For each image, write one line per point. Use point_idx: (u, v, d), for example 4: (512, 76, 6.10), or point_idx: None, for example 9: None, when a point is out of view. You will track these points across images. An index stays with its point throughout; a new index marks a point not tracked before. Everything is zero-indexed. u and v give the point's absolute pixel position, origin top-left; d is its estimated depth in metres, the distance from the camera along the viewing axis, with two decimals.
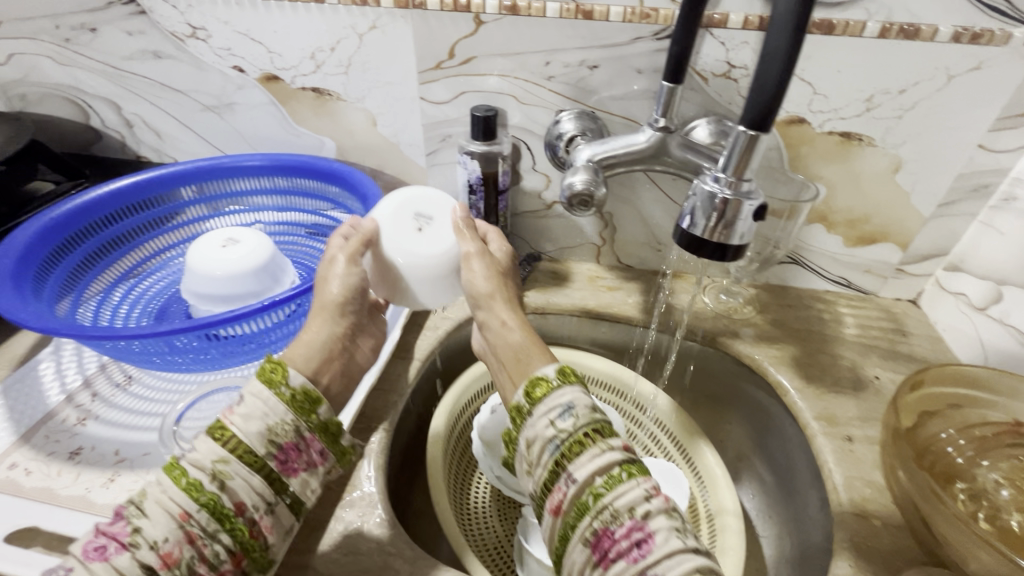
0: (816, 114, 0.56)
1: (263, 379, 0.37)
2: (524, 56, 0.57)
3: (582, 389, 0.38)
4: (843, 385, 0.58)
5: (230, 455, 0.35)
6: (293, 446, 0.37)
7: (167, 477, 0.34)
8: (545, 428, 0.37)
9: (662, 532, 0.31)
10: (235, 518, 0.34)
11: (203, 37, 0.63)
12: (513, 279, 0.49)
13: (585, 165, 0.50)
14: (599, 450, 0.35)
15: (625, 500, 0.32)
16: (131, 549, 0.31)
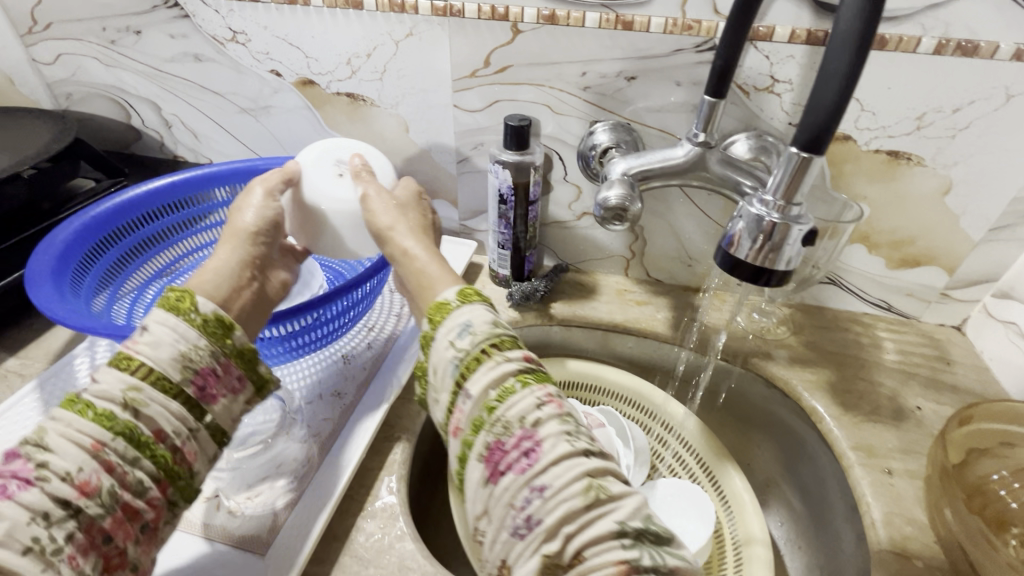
0: (862, 131, 0.54)
1: (170, 309, 0.39)
2: (560, 66, 0.56)
3: (480, 307, 0.40)
4: (882, 414, 0.55)
5: (141, 382, 0.36)
6: (210, 373, 0.38)
7: (67, 412, 0.34)
8: (445, 349, 0.38)
9: (550, 440, 0.34)
10: (155, 445, 0.35)
11: (243, 41, 0.63)
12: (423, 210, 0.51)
13: (619, 179, 0.49)
14: (495, 364, 0.36)
15: (517, 410, 0.34)
16: (39, 485, 0.31)
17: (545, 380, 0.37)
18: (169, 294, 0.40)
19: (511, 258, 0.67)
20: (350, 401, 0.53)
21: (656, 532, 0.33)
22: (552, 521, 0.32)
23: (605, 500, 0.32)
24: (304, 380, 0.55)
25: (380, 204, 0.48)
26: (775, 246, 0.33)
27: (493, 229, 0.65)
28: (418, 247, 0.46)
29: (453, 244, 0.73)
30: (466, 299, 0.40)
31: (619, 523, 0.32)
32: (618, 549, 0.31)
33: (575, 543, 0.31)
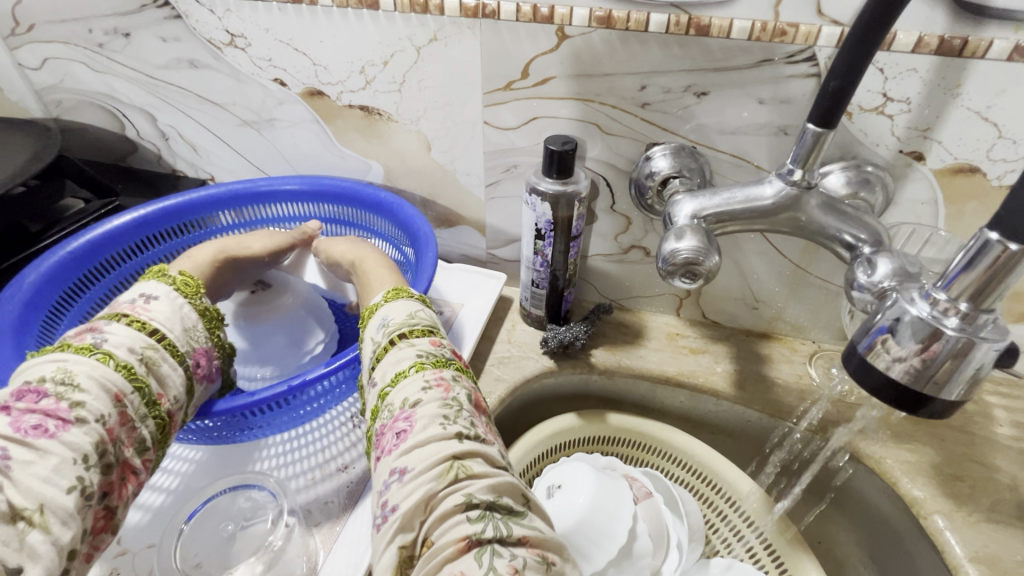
0: (997, 163, 0.42)
1: (180, 290, 0.44)
2: (614, 79, 0.47)
3: (397, 303, 0.44)
4: (1003, 511, 0.45)
5: (157, 344, 0.40)
6: (205, 353, 0.43)
7: (87, 358, 0.36)
8: (366, 346, 0.42)
9: (422, 421, 0.34)
10: (159, 406, 0.38)
11: (242, 46, 0.55)
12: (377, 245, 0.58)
13: (688, 225, 0.40)
14: (399, 350, 0.39)
15: (403, 393, 0.36)
16: (75, 426, 0.33)
17: (442, 366, 0.38)
18: (177, 277, 0.45)
19: (547, 298, 0.58)
20: (358, 477, 0.45)
21: (509, 507, 0.32)
22: (407, 504, 0.32)
23: (463, 479, 0.32)
24: (309, 449, 0.47)
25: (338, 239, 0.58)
26: (956, 355, 0.25)
27: (527, 265, 0.56)
28: (367, 258, 0.54)
29: (480, 276, 0.64)
30: (391, 296, 0.45)
31: (468, 496, 0.31)
32: (463, 525, 0.30)
33: (426, 528, 0.31)
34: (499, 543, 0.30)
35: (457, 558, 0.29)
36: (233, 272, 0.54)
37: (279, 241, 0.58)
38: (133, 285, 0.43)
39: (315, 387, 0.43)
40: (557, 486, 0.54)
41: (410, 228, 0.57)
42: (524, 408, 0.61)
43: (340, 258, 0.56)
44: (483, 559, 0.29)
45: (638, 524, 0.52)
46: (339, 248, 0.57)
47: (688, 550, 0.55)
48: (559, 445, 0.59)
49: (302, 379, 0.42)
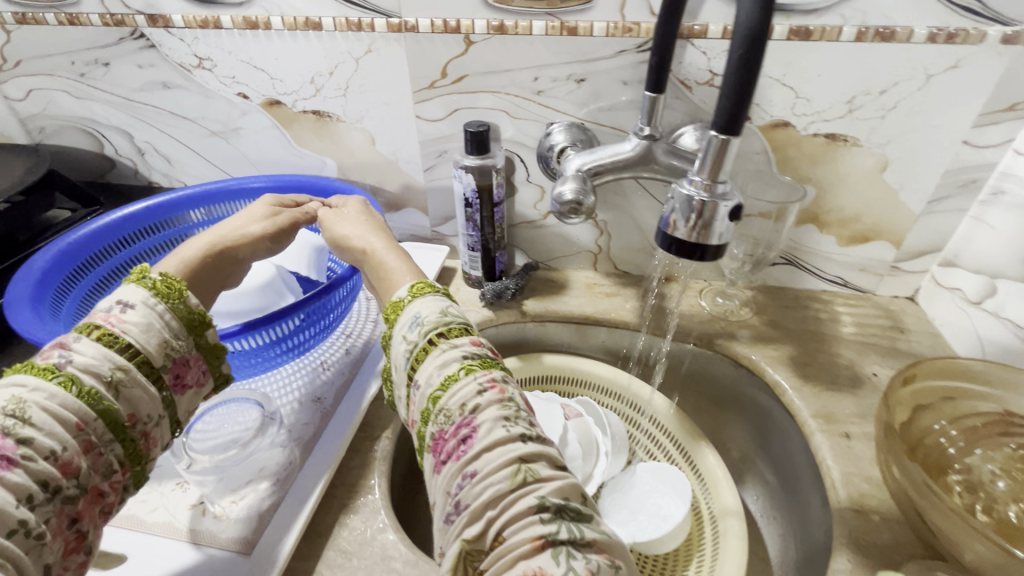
0: (800, 117, 0.57)
1: (158, 294, 0.43)
2: (513, 74, 0.59)
3: (425, 300, 0.44)
4: (840, 382, 0.58)
5: (129, 364, 0.40)
6: (184, 363, 0.43)
7: (48, 386, 0.37)
8: (400, 343, 0.42)
9: (485, 425, 0.36)
10: (127, 429, 0.39)
11: (209, 67, 0.66)
12: (374, 215, 0.58)
13: (573, 175, 0.52)
14: (441, 351, 0.40)
15: (458, 397, 0.38)
16: (21, 465, 0.34)
17: (490, 367, 0.40)
18: (157, 280, 0.44)
19: (482, 260, 0.69)
20: (329, 405, 0.54)
21: (576, 510, 0.34)
22: (478, 504, 0.34)
23: (532, 482, 0.34)
24: (288, 386, 0.56)
25: (343, 218, 0.56)
26: (709, 216, 0.36)
27: (462, 232, 0.67)
28: (376, 249, 0.53)
29: (423, 249, 0.75)
30: (416, 292, 0.45)
31: (540, 498, 0.34)
32: (537, 524, 0.33)
33: (498, 525, 0.33)
34: (573, 545, 0.33)
35: (533, 554, 0.32)
36: (227, 262, 0.52)
37: (278, 224, 0.56)
38: (114, 289, 0.43)
39: (280, 325, 0.51)
40: None
41: None
42: None
43: (348, 243, 0.54)
44: (560, 558, 0.32)
45: (569, 434, 0.63)
46: (345, 229, 0.55)
47: (613, 458, 0.65)
48: None
49: (266, 319, 0.50)
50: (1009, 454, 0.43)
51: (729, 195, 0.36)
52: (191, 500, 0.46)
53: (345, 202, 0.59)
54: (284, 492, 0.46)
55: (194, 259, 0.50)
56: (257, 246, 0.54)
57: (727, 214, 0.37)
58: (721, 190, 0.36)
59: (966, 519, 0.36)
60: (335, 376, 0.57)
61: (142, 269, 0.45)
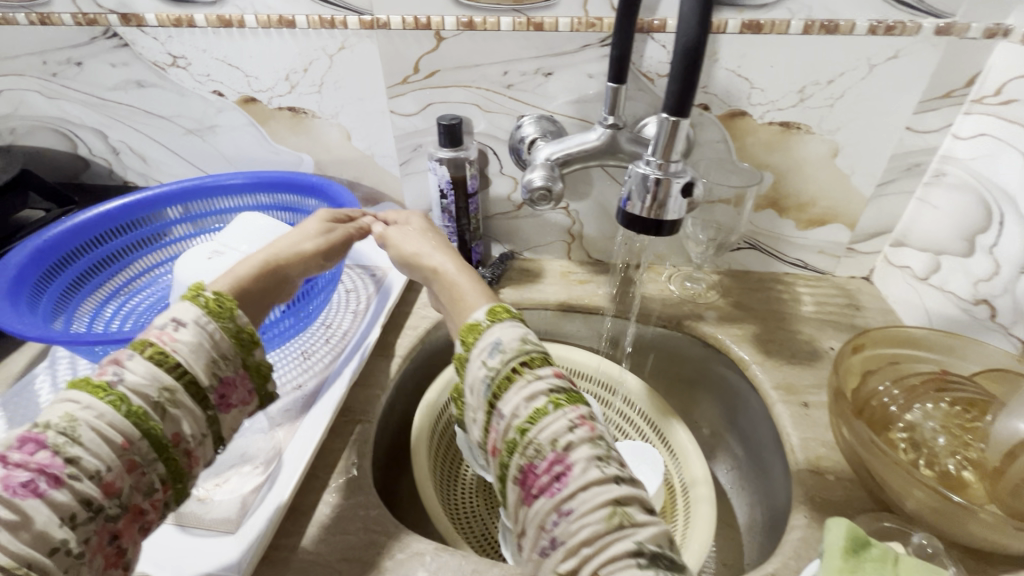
0: (756, 107, 0.61)
1: (210, 312, 0.41)
2: (483, 68, 0.62)
3: (508, 325, 0.41)
4: (800, 357, 0.61)
5: (175, 384, 0.37)
6: (231, 384, 0.41)
7: (98, 403, 0.35)
8: (479, 369, 0.39)
9: (580, 465, 0.34)
10: (171, 448, 0.37)
11: (183, 65, 0.67)
12: (436, 231, 0.57)
13: (542, 163, 0.55)
14: (526, 381, 0.38)
15: (548, 433, 0.35)
16: (67, 484, 0.32)
17: (576, 401, 0.38)
18: (209, 297, 0.41)
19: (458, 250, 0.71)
20: (311, 391, 0.56)
21: (672, 559, 0.32)
22: (574, 543, 0.32)
23: (628, 527, 0.32)
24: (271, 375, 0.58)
25: (408, 235, 0.55)
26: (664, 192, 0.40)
27: (438, 224, 0.69)
28: (447, 268, 0.51)
29: None
30: (495, 318, 0.42)
31: (637, 544, 0.32)
32: (634, 569, 0.31)
33: (593, 565, 0.32)
34: None
35: None
36: (279, 282, 0.50)
37: (332, 241, 0.55)
38: (167, 307, 0.41)
39: None
40: None
41: (337, 201, 0.67)
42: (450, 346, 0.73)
43: (410, 259, 0.54)
44: None
45: None
46: (410, 245, 0.54)
47: None
48: None
49: None
50: (944, 410, 0.45)
51: (681, 174, 0.40)
52: None
53: (408, 217, 0.58)
54: (267, 472, 0.48)
55: (248, 277, 0.47)
56: (309, 263, 0.52)
57: (680, 191, 0.40)
58: (674, 169, 0.40)
59: (911, 472, 0.39)
60: (315, 364, 0.59)
61: (195, 285, 0.43)
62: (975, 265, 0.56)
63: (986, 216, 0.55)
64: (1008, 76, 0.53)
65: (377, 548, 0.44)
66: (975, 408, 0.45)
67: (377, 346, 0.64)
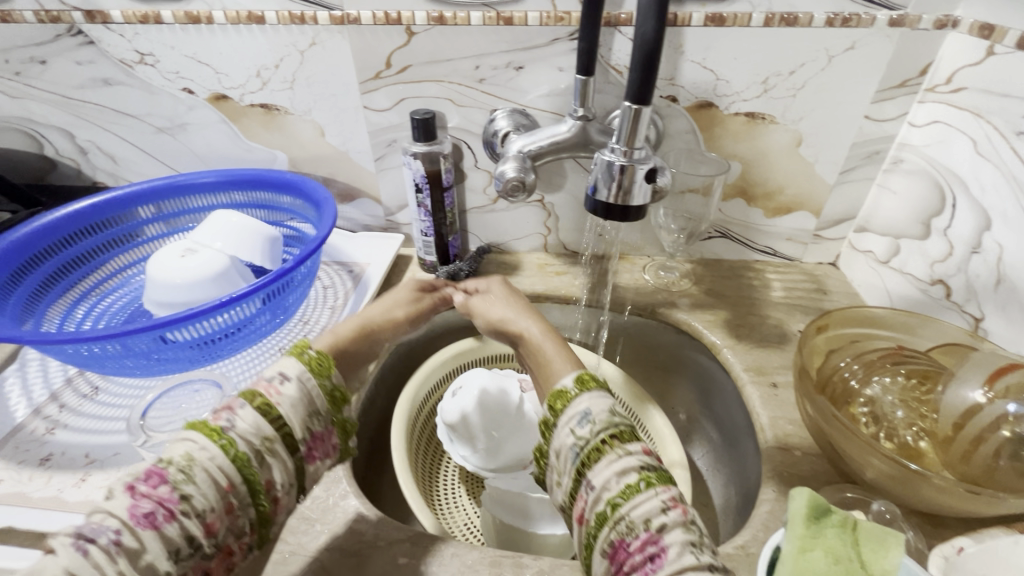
0: (722, 98, 0.62)
1: (313, 370, 0.43)
2: (454, 63, 0.62)
3: (597, 395, 0.41)
4: (769, 340, 0.63)
5: (275, 435, 0.38)
6: (321, 436, 0.42)
7: (211, 445, 0.36)
8: (567, 437, 0.40)
9: (675, 547, 0.34)
10: (264, 495, 0.38)
11: (151, 63, 0.66)
12: (519, 298, 0.59)
13: (514, 155, 0.56)
14: (615, 456, 0.38)
15: (641, 511, 0.35)
16: (178, 519, 0.33)
17: (668, 482, 0.37)
18: (312, 356, 0.44)
19: (435, 244, 0.71)
20: None
21: None
22: None
23: None
24: (248, 371, 0.58)
25: (493, 303, 0.58)
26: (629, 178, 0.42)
27: (415, 218, 0.69)
28: (533, 333, 0.52)
29: (379, 238, 0.77)
30: (583, 386, 0.42)
31: None
32: None
33: None
34: None
35: None
36: (367, 343, 0.52)
37: (421, 309, 0.58)
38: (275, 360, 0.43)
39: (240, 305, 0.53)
40: (459, 387, 0.65)
41: (311, 197, 0.66)
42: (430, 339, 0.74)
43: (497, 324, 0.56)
44: None
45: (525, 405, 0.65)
46: (498, 311, 0.56)
47: None
48: (460, 365, 0.71)
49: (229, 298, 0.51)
50: (901, 384, 0.47)
51: (645, 160, 0.42)
52: None
53: (489, 284, 0.60)
54: None
55: (345, 337, 0.50)
56: (398, 330, 0.55)
57: (644, 177, 0.42)
58: (638, 156, 0.42)
59: (873, 445, 0.40)
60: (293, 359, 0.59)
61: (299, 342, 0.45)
62: (932, 247, 0.58)
63: (940, 199, 0.57)
64: (957, 65, 0.55)
65: (358, 537, 0.45)
66: (929, 379, 0.47)
67: None
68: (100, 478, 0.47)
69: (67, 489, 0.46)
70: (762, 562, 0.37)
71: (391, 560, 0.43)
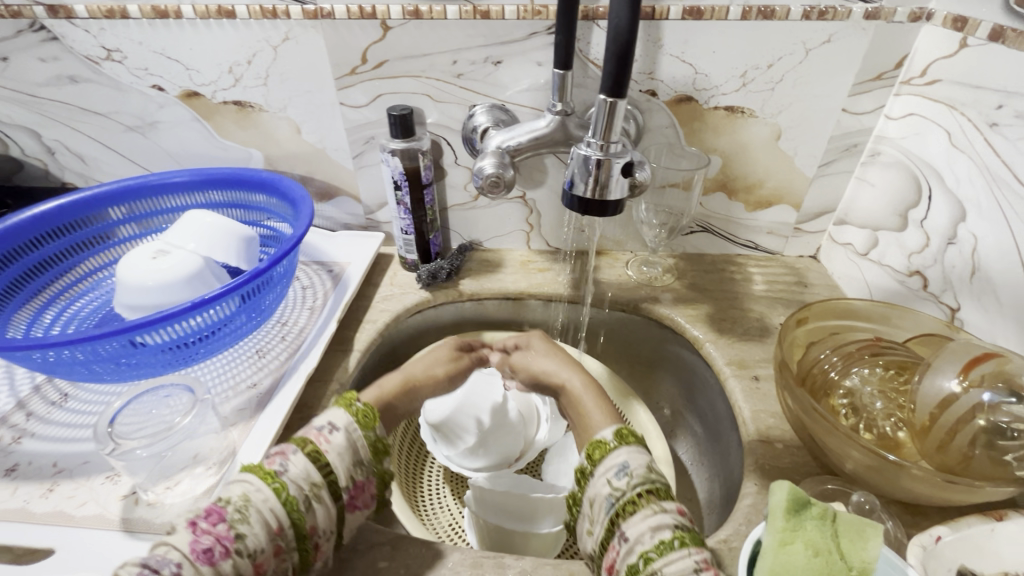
0: (701, 92, 0.62)
1: (360, 423, 0.45)
2: (432, 57, 0.61)
3: (636, 450, 0.43)
4: (751, 333, 0.63)
5: (321, 481, 0.41)
6: (361, 485, 0.43)
7: (265, 488, 0.39)
8: (602, 486, 0.41)
9: None
10: (309, 538, 0.39)
11: (119, 59, 0.64)
12: (559, 350, 0.62)
13: (493, 151, 0.55)
14: (651, 511, 0.38)
15: (674, 568, 0.35)
16: (232, 556, 0.35)
17: (701, 544, 0.37)
18: (360, 407, 0.46)
19: (416, 242, 0.70)
20: (267, 388, 0.55)
21: None
22: None
23: None
24: (224, 375, 0.57)
25: (534, 358, 0.61)
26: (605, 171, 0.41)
27: (395, 216, 0.68)
28: (573, 384, 0.56)
29: (359, 237, 0.75)
30: (621, 438, 0.44)
31: None
32: None
33: None
34: None
35: None
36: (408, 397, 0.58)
37: (458, 367, 0.63)
38: (325, 410, 0.46)
39: (215, 305, 0.51)
40: None
41: (287, 196, 0.65)
42: (412, 339, 0.73)
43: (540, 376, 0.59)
44: None
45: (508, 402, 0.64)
46: (541, 363, 0.60)
47: (554, 425, 0.68)
48: None
49: (202, 299, 0.50)
50: (880, 375, 0.47)
51: (620, 155, 0.42)
52: (122, 491, 0.45)
53: (531, 337, 0.64)
54: (222, 471, 0.47)
55: (387, 392, 0.56)
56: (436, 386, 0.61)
57: (619, 171, 0.42)
58: (613, 150, 0.41)
59: (852, 437, 0.41)
60: (271, 361, 0.58)
61: (346, 394, 0.48)
62: (908, 239, 0.59)
63: (916, 191, 0.58)
64: (931, 57, 0.55)
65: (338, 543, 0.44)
66: (907, 370, 0.47)
67: (335, 341, 0.63)
68: (68, 488, 0.46)
69: (33, 500, 0.45)
70: (742, 556, 0.37)
71: (370, 565, 0.43)
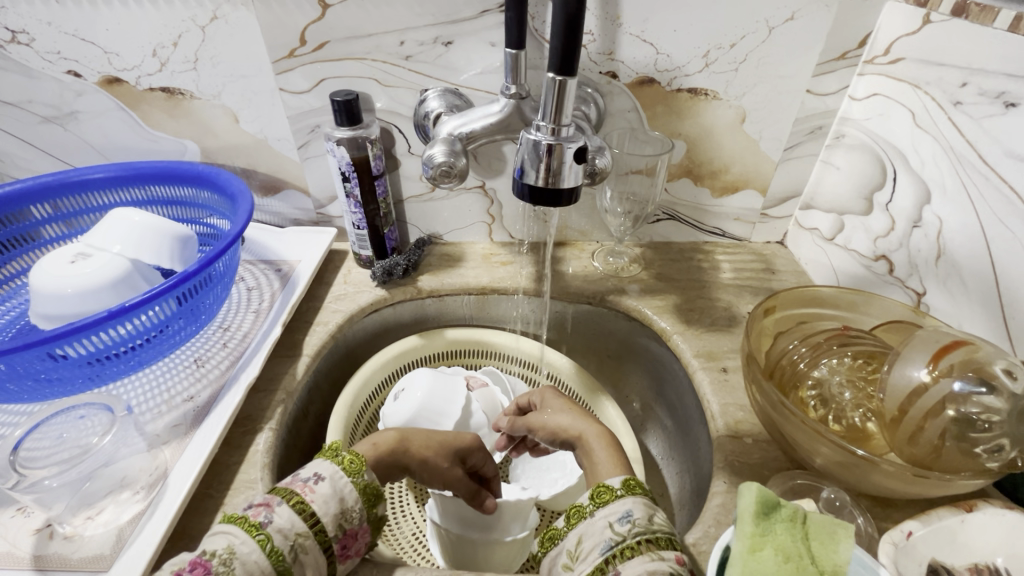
0: (663, 73, 0.60)
1: (345, 470, 0.42)
2: (377, 38, 0.57)
3: (648, 501, 0.40)
4: (719, 323, 0.61)
5: (308, 530, 0.38)
6: (353, 534, 0.40)
7: (251, 540, 0.36)
8: (602, 530, 0.39)
9: None
10: None
11: (26, 41, 0.58)
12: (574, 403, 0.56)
13: (444, 138, 0.51)
14: (649, 558, 0.36)
15: None
16: None
17: None
18: (346, 455, 0.43)
19: (370, 238, 0.66)
20: (204, 402, 0.50)
21: None
22: None
23: None
24: (156, 388, 0.52)
25: (549, 412, 0.55)
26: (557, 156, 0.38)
27: (345, 210, 0.64)
28: (590, 434, 0.50)
29: (309, 233, 0.71)
30: (629, 488, 0.41)
31: None
32: None
33: None
34: None
35: None
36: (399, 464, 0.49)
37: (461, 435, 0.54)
38: (310, 461, 0.42)
39: (138, 314, 0.46)
40: (402, 389, 0.62)
41: (226, 190, 0.60)
42: (369, 339, 0.69)
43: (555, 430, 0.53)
44: None
45: (472, 403, 0.62)
46: (556, 417, 0.54)
47: None
48: (404, 365, 0.67)
49: (122, 306, 0.44)
50: (848, 364, 0.46)
51: (573, 139, 0.39)
52: (35, 524, 0.41)
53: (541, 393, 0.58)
54: (152, 496, 0.42)
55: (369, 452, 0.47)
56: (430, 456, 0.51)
57: (572, 157, 0.39)
58: (564, 134, 0.39)
59: (820, 433, 0.39)
60: (210, 371, 0.53)
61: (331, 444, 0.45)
62: (874, 223, 0.58)
63: (881, 173, 0.56)
64: (894, 35, 0.54)
65: None
66: (875, 359, 0.45)
67: (282, 346, 0.58)
68: None
69: None
70: (713, 564, 0.35)
71: None
